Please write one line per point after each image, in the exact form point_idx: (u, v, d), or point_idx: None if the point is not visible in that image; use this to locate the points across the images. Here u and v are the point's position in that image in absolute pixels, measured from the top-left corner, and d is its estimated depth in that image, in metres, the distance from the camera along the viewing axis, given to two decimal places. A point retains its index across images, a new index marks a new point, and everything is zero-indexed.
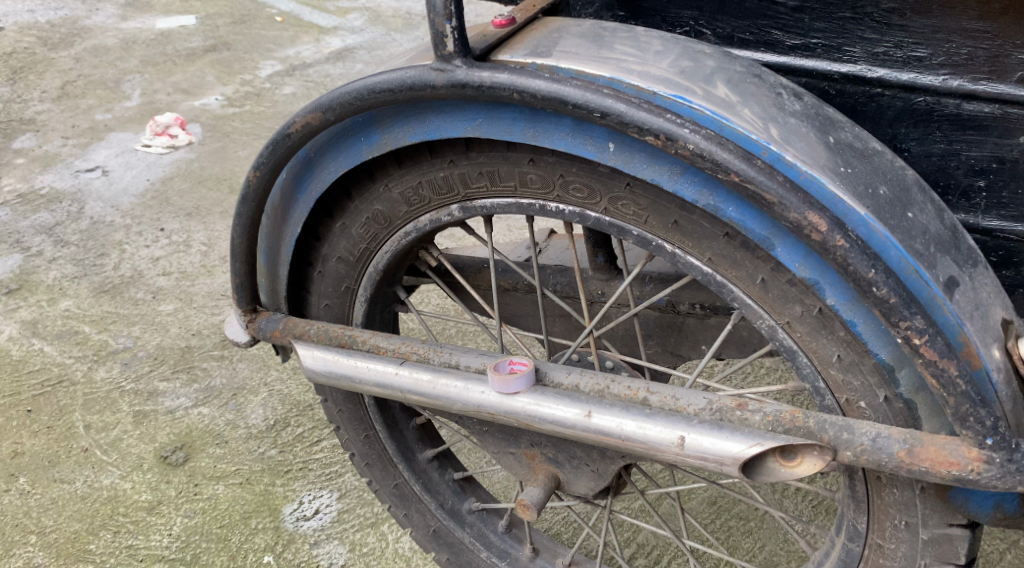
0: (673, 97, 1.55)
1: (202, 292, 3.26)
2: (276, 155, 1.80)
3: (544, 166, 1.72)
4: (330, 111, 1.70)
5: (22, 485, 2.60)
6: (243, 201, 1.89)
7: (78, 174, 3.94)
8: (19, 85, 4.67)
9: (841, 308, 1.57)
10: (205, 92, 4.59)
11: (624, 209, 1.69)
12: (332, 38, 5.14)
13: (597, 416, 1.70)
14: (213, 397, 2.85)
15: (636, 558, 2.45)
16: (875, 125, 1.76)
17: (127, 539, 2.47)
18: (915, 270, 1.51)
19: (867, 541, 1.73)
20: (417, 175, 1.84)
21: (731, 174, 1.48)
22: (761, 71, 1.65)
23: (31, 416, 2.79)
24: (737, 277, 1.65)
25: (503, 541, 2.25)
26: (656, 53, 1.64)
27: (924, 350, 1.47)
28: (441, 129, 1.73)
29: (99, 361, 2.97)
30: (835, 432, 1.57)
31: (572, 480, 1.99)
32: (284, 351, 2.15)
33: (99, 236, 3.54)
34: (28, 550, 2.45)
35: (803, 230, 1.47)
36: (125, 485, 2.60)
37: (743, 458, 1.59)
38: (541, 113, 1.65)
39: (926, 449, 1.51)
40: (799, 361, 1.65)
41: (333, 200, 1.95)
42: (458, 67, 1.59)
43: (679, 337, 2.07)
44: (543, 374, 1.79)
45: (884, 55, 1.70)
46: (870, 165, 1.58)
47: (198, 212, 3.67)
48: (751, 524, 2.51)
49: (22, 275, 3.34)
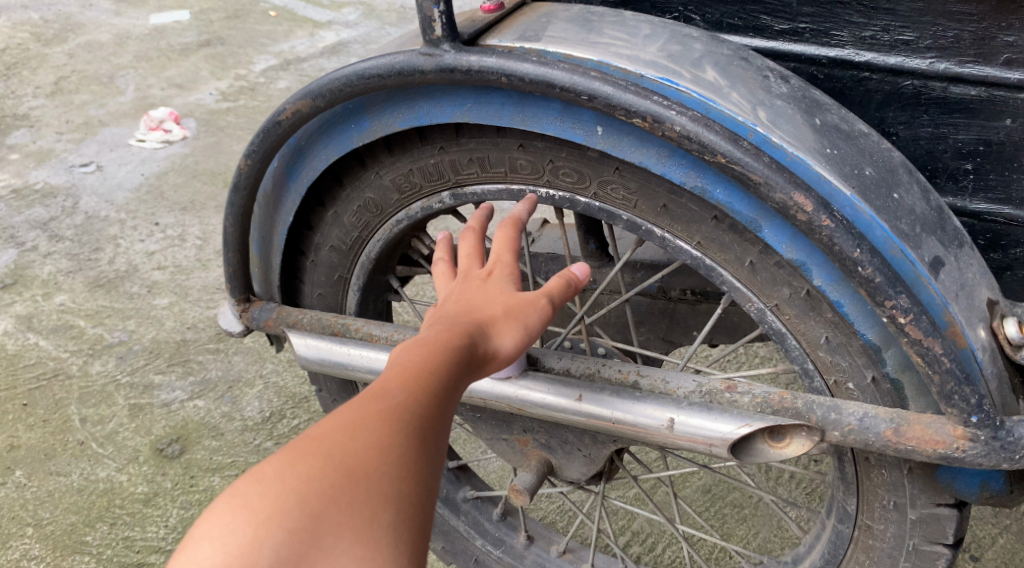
0: (660, 79, 1.56)
1: (197, 286, 3.27)
2: (267, 143, 1.81)
3: (533, 151, 1.73)
4: (320, 98, 1.71)
5: (18, 478, 2.61)
6: (235, 189, 1.90)
7: (72, 169, 3.94)
8: (13, 81, 4.67)
9: (828, 289, 1.58)
10: (198, 87, 4.59)
11: (613, 193, 1.71)
12: (326, 32, 5.14)
13: (587, 400, 1.72)
14: (209, 390, 2.86)
15: (631, 546, 2.46)
16: (863, 109, 1.77)
17: (123, 531, 2.48)
18: (901, 250, 1.52)
19: (856, 523, 1.75)
20: (407, 162, 1.85)
21: (717, 155, 1.49)
22: (748, 54, 1.66)
23: (27, 410, 2.80)
24: (726, 260, 1.66)
25: (497, 528, 2.27)
26: (644, 37, 1.65)
27: (909, 329, 1.48)
28: (431, 114, 1.74)
29: (94, 355, 2.98)
30: (823, 413, 1.58)
31: (565, 465, 2.00)
32: (278, 340, 2.16)
33: (94, 231, 3.55)
34: (25, 542, 2.47)
35: (789, 210, 1.48)
36: (121, 477, 2.61)
37: (732, 439, 1.61)
38: (530, 98, 1.66)
39: (912, 427, 1.53)
40: (788, 344, 1.66)
41: (324, 188, 1.96)
42: (446, 51, 1.60)
43: (671, 324, 2.08)
44: (535, 359, 1.78)
45: (871, 39, 1.71)
46: (857, 147, 1.59)
47: (192, 207, 3.68)
48: (745, 511, 2.52)
49: (16, 271, 3.34)
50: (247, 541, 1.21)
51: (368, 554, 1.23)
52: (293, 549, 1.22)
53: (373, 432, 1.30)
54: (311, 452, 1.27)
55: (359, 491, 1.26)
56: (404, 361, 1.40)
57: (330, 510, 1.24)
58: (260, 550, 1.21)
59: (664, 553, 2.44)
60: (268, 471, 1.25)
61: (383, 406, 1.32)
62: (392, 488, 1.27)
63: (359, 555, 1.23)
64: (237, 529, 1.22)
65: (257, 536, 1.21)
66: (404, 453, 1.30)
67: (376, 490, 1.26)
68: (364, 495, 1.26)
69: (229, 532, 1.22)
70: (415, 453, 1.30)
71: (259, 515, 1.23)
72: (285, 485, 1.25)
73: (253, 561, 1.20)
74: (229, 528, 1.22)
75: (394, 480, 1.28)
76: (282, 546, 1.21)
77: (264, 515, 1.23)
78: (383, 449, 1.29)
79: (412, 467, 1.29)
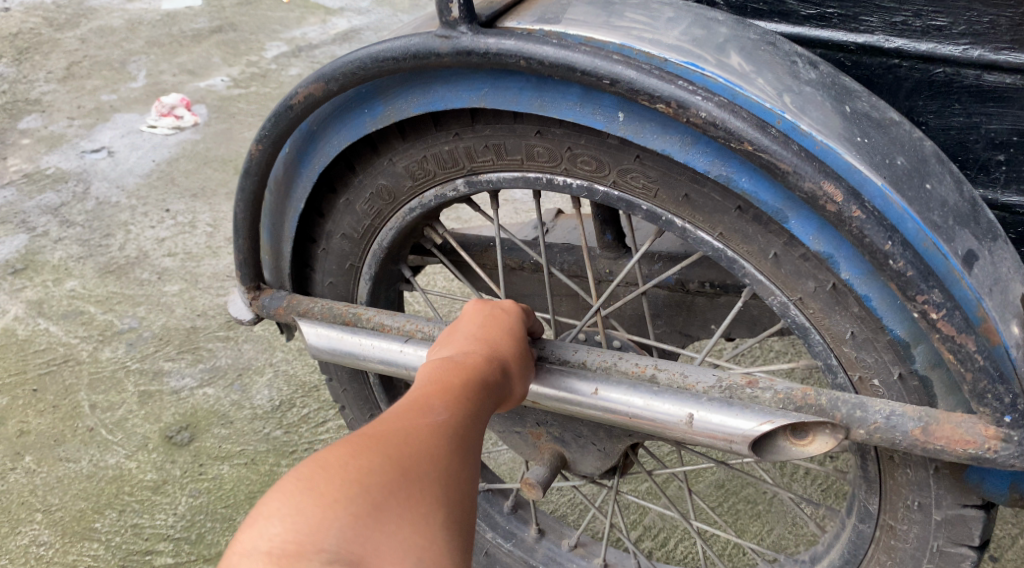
0: (685, 64, 1.52)
1: (207, 273, 3.23)
2: (279, 127, 1.77)
3: (552, 138, 1.69)
4: (333, 81, 1.67)
5: (28, 464, 2.59)
6: (246, 175, 1.86)
7: (84, 154, 3.91)
8: (25, 66, 4.64)
9: (855, 282, 1.54)
10: (210, 73, 4.55)
11: (633, 182, 1.66)
12: (338, 19, 5.09)
13: (604, 393, 1.68)
14: (219, 378, 2.82)
15: (643, 540, 2.42)
16: (892, 97, 1.72)
17: (132, 518, 2.45)
18: (933, 243, 1.48)
19: (878, 522, 1.70)
20: (421, 148, 1.80)
21: (744, 143, 1.45)
22: (775, 39, 1.61)
23: (37, 395, 2.77)
24: (749, 252, 1.62)
25: (508, 521, 2.23)
26: (667, 21, 1.60)
27: (941, 325, 1.44)
28: (446, 100, 1.70)
29: (104, 341, 2.95)
30: (848, 410, 1.54)
31: (578, 459, 1.96)
32: (288, 329, 2.12)
33: (105, 217, 3.51)
34: (34, 527, 2.44)
35: (818, 200, 1.44)
36: (130, 464, 2.58)
37: (753, 436, 1.56)
38: (549, 83, 1.62)
39: (942, 426, 1.48)
40: (812, 339, 1.62)
41: (336, 174, 1.91)
42: (463, 34, 1.56)
43: (688, 316, 2.04)
44: (548, 352, 1.75)
45: (902, 25, 1.66)
46: (888, 136, 1.54)
47: (203, 193, 3.64)
48: (759, 508, 2.47)
49: (27, 256, 3.31)
50: (316, 521, 1.27)
51: (424, 544, 1.30)
52: (357, 533, 1.28)
53: (427, 440, 1.37)
54: (372, 448, 1.33)
55: (416, 488, 1.33)
56: (444, 381, 1.49)
57: (390, 501, 1.31)
58: (327, 530, 1.26)
59: (676, 549, 2.40)
60: (333, 462, 1.31)
61: (432, 418, 1.41)
62: (444, 490, 1.35)
63: (416, 544, 1.30)
64: (305, 511, 1.27)
65: (326, 517, 1.27)
66: (451, 460, 1.38)
67: (431, 489, 1.34)
68: (419, 492, 1.33)
69: (296, 512, 1.27)
70: (462, 464, 1.39)
71: (327, 498, 1.28)
72: (350, 476, 1.30)
73: (321, 539, 1.26)
74: (297, 509, 1.27)
75: (445, 483, 1.36)
76: (349, 527, 1.27)
77: (331, 499, 1.28)
78: (435, 455, 1.37)
79: (460, 474, 1.38)
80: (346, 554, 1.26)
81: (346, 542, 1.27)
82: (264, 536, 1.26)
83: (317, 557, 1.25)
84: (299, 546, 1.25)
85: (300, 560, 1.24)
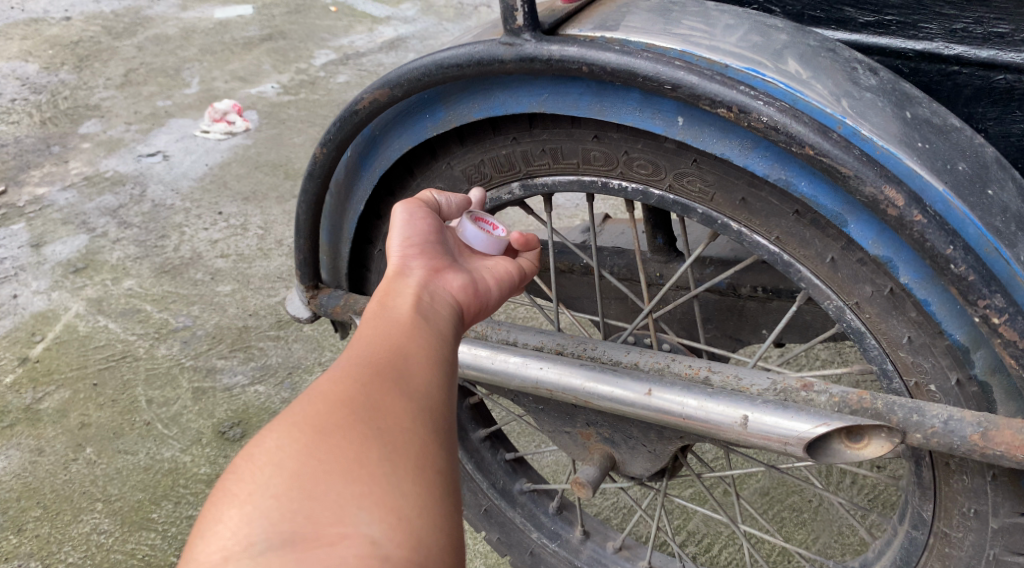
0: (745, 69, 1.54)
1: (259, 274, 3.28)
2: (343, 132, 1.81)
3: (608, 143, 1.71)
4: (398, 86, 1.70)
5: (89, 455, 2.65)
6: (309, 177, 1.90)
7: (140, 158, 3.98)
8: (85, 72, 4.73)
9: (915, 287, 1.55)
10: (261, 80, 4.62)
11: (689, 186, 1.68)
12: (384, 27, 5.15)
13: (657, 395, 1.69)
14: (269, 376, 2.87)
15: (687, 545, 2.42)
16: (951, 103, 1.76)
17: (187, 509, 2.50)
18: (995, 248, 1.48)
19: (932, 530, 1.70)
20: (479, 152, 1.83)
21: (805, 147, 1.47)
22: (836, 46, 1.63)
23: (96, 390, 2.83)
24: (805, 256, 1.63)
25: (553, 521, 2.24)
26: (725, 28, 1.62)
27: (1003, 330, 1.46)
28: (506, 105, 1.73)
29: (160, 339, 3.00)
30: (905, 414, 1.55)
31: (628, 460, 1.97)
32: (344, 328, 2.15)
33: (160, 219, 3.58)
34: (94, 516, 2.50)
35: (879, 205, 1.46)
36: (185, 458, 2.63)
37: (808, 438, 1.58)
38: (609, 88, 1.64)
39: (1001, 432, 1.49)
40: (867, 344, 1.62)
41: (395, 178, 1.94)
42: (527, 41, 1.59)
43: (739, 321, 2.04)
44: (602, 354, 1.80)
45: (962, 32, 1.71)
46: (948, 141, 1.55)
47: (254, 197, 3.70)
48: (804, 516, 2.47)
49: (88, 255, 3.38)
50: (237, 519, 1.22)
51: (363, 491, 1.24)
52: (283, 513, 1.22)
53: (335, 388, 1.32)
54: (276, 432, 1.28)
55: (337, 437, 1.27)
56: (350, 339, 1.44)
57: (314, 463, 1.25)
58: (251, 522, 1.21)
59: (720, 554, 2.40)
60: (241, 459, 1.26)
61: (336, 364, 1.36)
62: (370, 426, 1.29)
63: (356, 494, 1.24)
64: (225, 516, 1.23)
65: (246, 512, 1.22)
66: (365, 395, 1.32)
67: (354, 432, 1.28)
68: (336, 442, 1.27)
69: (218, 522, 1.22)
70: (385, 392, 1.33)
71: (244, 492, 1.24)
72: (262, 461, 1.26)
73: (248, 534, 1.21)
74: (217, 517, 1.23)
75: (370, 420, 1.30)
76: (277, 508, 1.22)
77: (244, 494, 1.23)
78: (348, 397, 1.31)
79: (387, 406, 1.31)
80: (279, 535, 1.21)
81: (276, 524, 1.21)
82: (193, 559, 1.21)
83: (252, 551, 1.20)
84: (228, 550, 1.20)
85: (234, 563, 1.19)
